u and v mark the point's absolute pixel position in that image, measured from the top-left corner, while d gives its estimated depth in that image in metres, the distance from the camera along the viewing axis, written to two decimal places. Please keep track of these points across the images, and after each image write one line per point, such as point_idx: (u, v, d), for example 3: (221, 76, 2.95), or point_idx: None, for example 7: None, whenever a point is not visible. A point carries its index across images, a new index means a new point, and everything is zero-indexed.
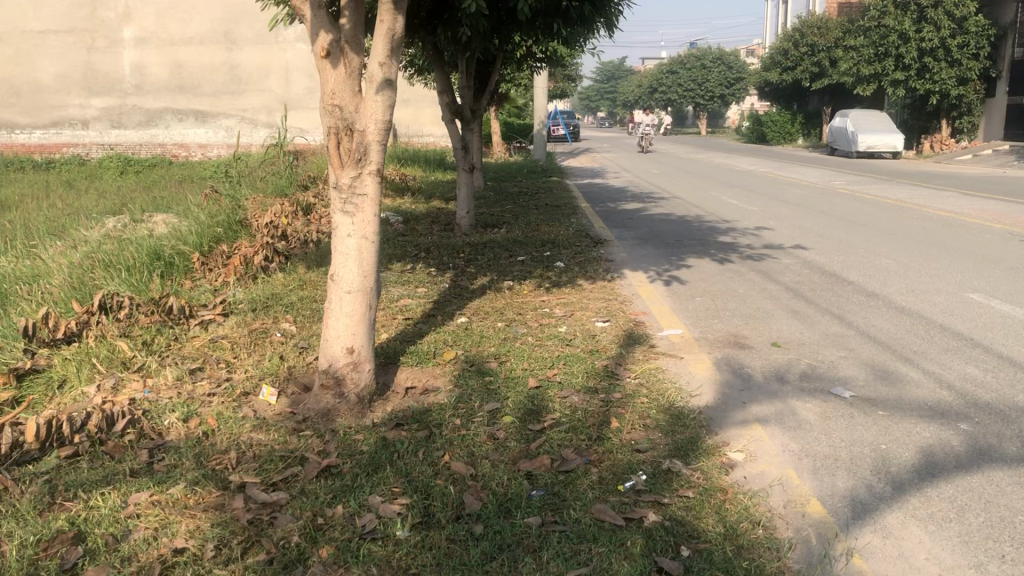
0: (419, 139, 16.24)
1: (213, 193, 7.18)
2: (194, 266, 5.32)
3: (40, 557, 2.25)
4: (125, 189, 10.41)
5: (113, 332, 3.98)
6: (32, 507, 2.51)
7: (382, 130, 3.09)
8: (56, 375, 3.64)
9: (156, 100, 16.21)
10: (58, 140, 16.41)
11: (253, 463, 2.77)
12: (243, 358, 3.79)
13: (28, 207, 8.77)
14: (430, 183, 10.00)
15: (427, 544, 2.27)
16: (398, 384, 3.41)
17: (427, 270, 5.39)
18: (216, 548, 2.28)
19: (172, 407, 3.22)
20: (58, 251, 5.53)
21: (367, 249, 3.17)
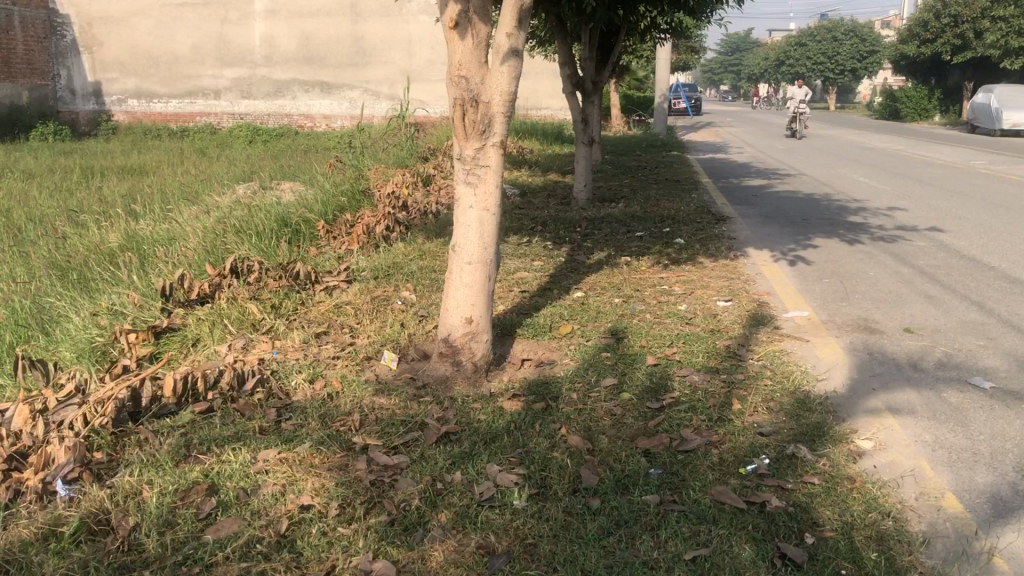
0: (537, 112, 16.21)
1: (337, 164, 7.36)
2: (319, 233, 5.48)
3: (178, 505, 2.38)
4: (254, 158, 10.80)
5: (244, 295, 4.15)
6: (170, 457, 2.65)
7: (507, 101, 3.09)
8: (191, 334, 3.82)
9: (285, 71, 16.72)
10: (192, 110, 17.13)
11: (375, 426, 2.85)
12: (365, 323, 3.89)
13: (165, 173, 9.21)
14: (547, 157, 9.98)
15: (544, 515, 2.29)
16: (514, 356, 3.43)
17: (544, 244, 5.41)
18: (340, 507, 2.35)
19: (299, 369, 3.34)
20: (193, 216, 5.78)
21: (488, 220, 3.19)
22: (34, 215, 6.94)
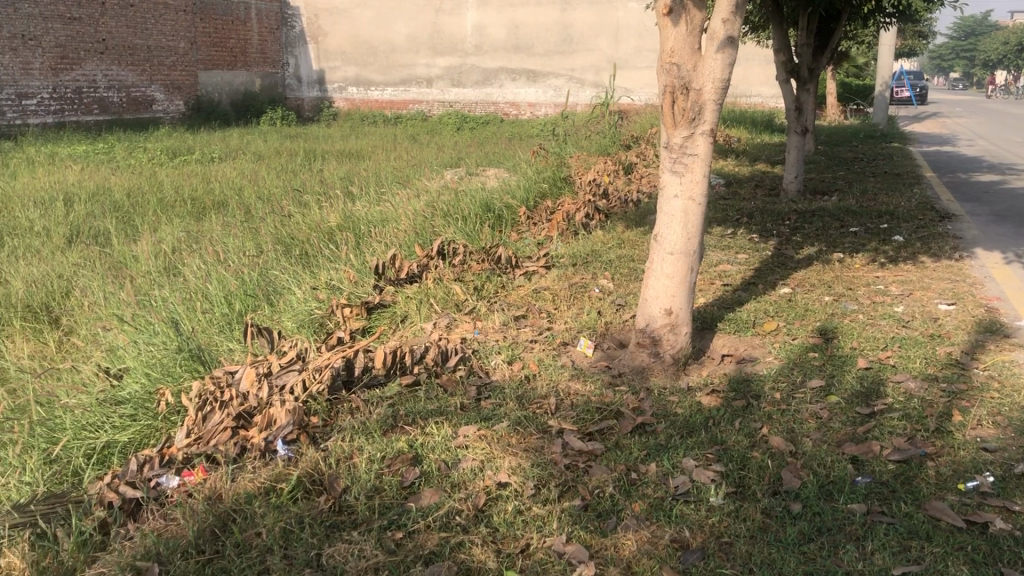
0: (745, 100, 15.72)
1: (541, 152, 7.47)
2: (520, 220, 5.59)
3: (384, 472, 2.52)
4: (461, 144, 11.17)
5: (449, 276, 4.32)
6: (378, 426, 2.81)
7: (719, 89, 3.02)
8: (399, 311, 4.03)
9: (494, 59, 17.12)
10: (406, 97, 17.89)
11: (571, 411, 2.88)
12: (563, 309, 3.94)
13: (380, 157, 9.71)
14: (755, 146, 9.67)
15: (742, 514, 2.24)
16: (714, 350, 3.37)
17: (749, 236, 5.26)
18: (535, 488, 2.40)
19: (499, 349, 3.43)
20: (404, 199, 6.05)
21: (694, 210, 3.13)
22: (262, 194, 7.52)
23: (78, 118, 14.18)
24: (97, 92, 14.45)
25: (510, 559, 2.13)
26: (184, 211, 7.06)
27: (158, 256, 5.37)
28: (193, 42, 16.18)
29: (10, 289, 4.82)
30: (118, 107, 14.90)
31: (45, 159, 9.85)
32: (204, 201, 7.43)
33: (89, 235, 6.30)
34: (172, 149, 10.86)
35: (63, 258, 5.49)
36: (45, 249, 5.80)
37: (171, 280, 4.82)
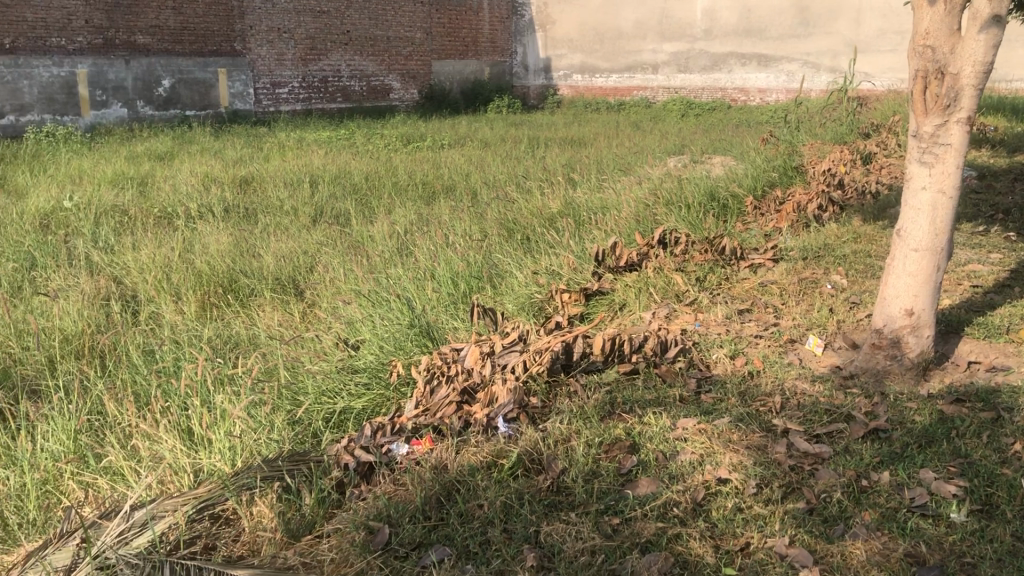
0: (1005, 85, 14.39)
1: (770, 140, 7.20)
2: (746, 209, 5.42)
3: (602, 457, 2.55)
4: (685, 132, 11.00)
5: (670, 266, 4.27)
6: (597, 411, 2.84)
7: (980, 72, 2.76)
8: (618, 299, 4.04)
9: (723, 45, 16.62)
10: (630, 84, 17.81)
11: (797, 411, 2.77)
12: (790, 305, 3.79)
13: (604, 144, 9.75)
14: (1016, 135, 8.81)
15: (988, 535, 2.08)
16: (959, 357, 3.12)
17: (1004, 234, 4.81)
18: (757, 486, 2.34)
19: (721, 343, 3.36)
20: (627, 186, 6.05)
21: (944, 204, 2.91)
22: (488, 179, 7.78)
23: (324, 105, 15.36)
24: (341, 82, 15.54)
25: (729, 556, 2.09)
26: (415, 195, 7.43)
27: (391, 237, 5.69)
28: (429, 32, 16.93)
29: (262, 263, 5.28)
30: (358, 96, 15.95)
31: (295, 144, 10.71)
32: (435, 185, 7.79)
33: (331, 215, 6.78)
34: (406, 135, 11.44)
35: (308, 235, 5.94)
36: (293, 227, 6.31)
37: (403, 260, 5.09)
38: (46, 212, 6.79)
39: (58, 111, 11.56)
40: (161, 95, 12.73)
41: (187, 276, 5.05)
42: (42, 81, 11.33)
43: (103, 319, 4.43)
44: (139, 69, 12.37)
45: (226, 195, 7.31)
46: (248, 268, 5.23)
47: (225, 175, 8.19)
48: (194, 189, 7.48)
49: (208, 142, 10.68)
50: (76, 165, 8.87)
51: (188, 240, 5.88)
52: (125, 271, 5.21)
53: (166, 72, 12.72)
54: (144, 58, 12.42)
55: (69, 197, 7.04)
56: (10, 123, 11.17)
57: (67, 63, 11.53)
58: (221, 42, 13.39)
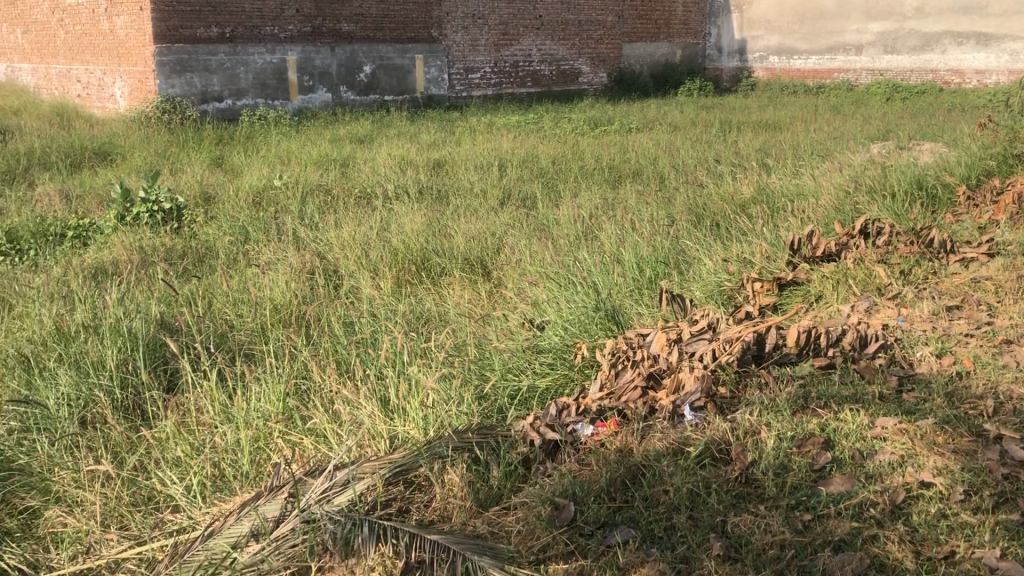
0: None
1: (989, 125, 6.69)
2: (958, 200, 5.07)
3: (794, 452, 2.48)
4: (891, 115, 10.39)
5: (872, 258, 4.07)
6: (789, 404, 2.76)
7: None
8: (814, 291, 3.91)
9: (937, 23, 15.44)
10: (831, 66, 16.96)
11: (1012, 416, 2.59)
12: (1007, 303, 3.53)
13: (800, 129, 9.37)
14: None
15: None
16: None
17: None
18: (965, 494, 2.23)
19: (926, 341, 3.19)
20: (825, 173, 5.80)
21: None
22: (677, 164, 7.67)
23: (514, 90, 15.65)
24: (532, 66, 15.76)
25: (931, 563, 2.01)
26: (601, 179, 7.44)
27: (578, 220, 5.73)
28: (621, 16, 16.84)
29: (454, 243, 5.48)
30: (548, 80, 16.14)
31: (486, 128, 10.97)
32: (623, 169, 7.77)
33: (519, 198, 6.91)
34: (594, 119, 11.46)
35: (497, 217, 6.09)
36: (483, 208, 6.48)
37: (590, 243, 5.12)
38: (258, 190, 7.32)
39: (269, 95, 12.28)
40: (363, 80, 13.32)
41: (384, 254, 5.31)
42: (256, 67, 12.07)
43: (308, 291, 4.73)
44: (343, 56, 12.98)
45: (421, 176, 7.61)
46: (441, 247, 5.43)
47: (420, 158, 8.52)
48: (391, 171, 7.83)
49: (405, 125, 11.13)
50: (285, 146, 9.48)
51: (385, 220, 6.16)
52: (328, 247, 5.54)
53: (367, 58, 13.29)
54: (348, 45, 13.02)
55: (279, 176, 7.56)
56: (228, 106, 11.91)
57: (279, 51, 12.23)
58: (420, 29, 13.90)
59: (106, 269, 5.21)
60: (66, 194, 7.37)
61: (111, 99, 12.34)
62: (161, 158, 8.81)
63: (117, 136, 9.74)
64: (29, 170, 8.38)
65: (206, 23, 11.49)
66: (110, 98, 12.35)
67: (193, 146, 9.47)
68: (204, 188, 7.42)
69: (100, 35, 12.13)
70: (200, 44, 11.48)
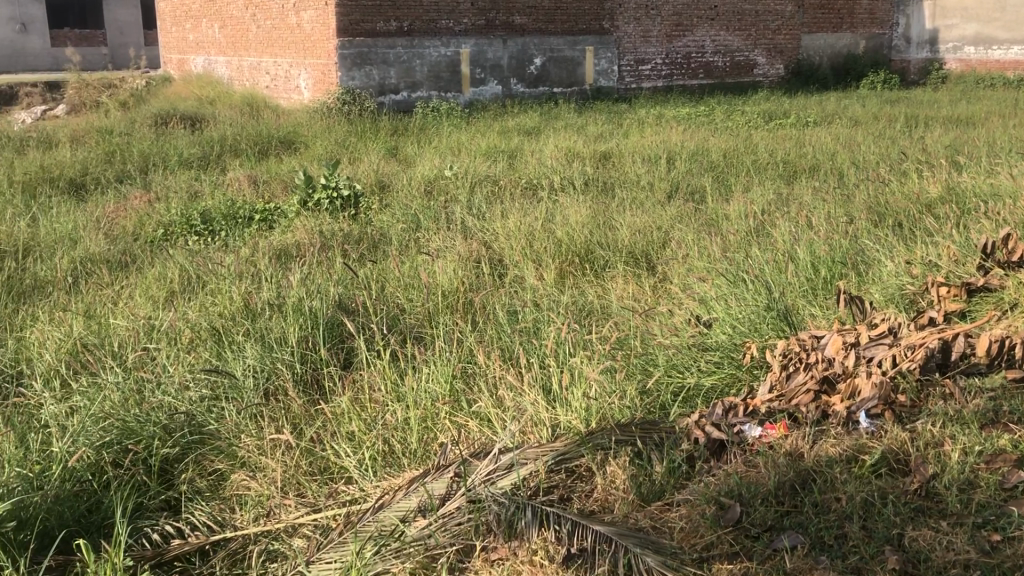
0: None
1: None
2: None
3: (981, 468, 2.35)
4: None
5: None
6: (977, 417, 2.61)
7: None
8: (1008, 298, 3.63)
9: None
10: None
11: None
12: None
13: (997, 124, 8.75)
14: None
15: None
16: None
17: None
18: None
19: None
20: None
21: None
22: (856, 160, 7.34)
23: (685, 81, 15.39)
24: (705, 57, 15.45)
25: None
26: (775, 174, 7.22)
27: (748, 217, 5.58)
28: (801, 5, 16.24)
29: (618, 236, 5.47)
30: (721, 71, 15.76)
31: (655, 120, 10.86)
32: (798, 164, 7.51)
33: (687, 191, 6.81)
34: (769, 112, 11.12)
35: (664, 211, 6.02)
36: (649, 202, 6.42)
37: (760, 241, 4.97)
38: (430, 179, 7.55)
39: (443, 88, 12.64)
40: (533, 72, 13.45)
41: (549, 245, 5.36)
42: (431, 60, 12.45)
43: (474, 279, 4.84)
44: (515, 48, 13.16)
45: (588, 168, 7.63)
46: (605, 240, 5.43)
47: (588, 150, 8.55)
48: (559, 163, 7.90)
49: (573, 118, 11.17)
50: (456, 137, 9.72)
51: (551, 211, 6.21)
52: (494, 236, 5.65)
53: (538, 51, 13.40)
54: (520, 38, 13.18)
55: (449, 166, 7.78)
56: (403, 98, 12.37)
57: (453, 44, 12.56)
58: (592, 21, 13.91)
59: (288, 251, 5.53)
60: (254, 180, 7.87)
61: (297, 90, 13.02)
62: (340, 148, 9.24)
63: (301, 126, 10.29)
64: (221, 156, 8.99)
65: (386, 17, 11.95)
66: (296, 89, 13.05)
67: (370, 137, 9.87)
68: (379, 177, 7.74)
69: (288, 30, 12.84)
70: (380, 37, 11.95)
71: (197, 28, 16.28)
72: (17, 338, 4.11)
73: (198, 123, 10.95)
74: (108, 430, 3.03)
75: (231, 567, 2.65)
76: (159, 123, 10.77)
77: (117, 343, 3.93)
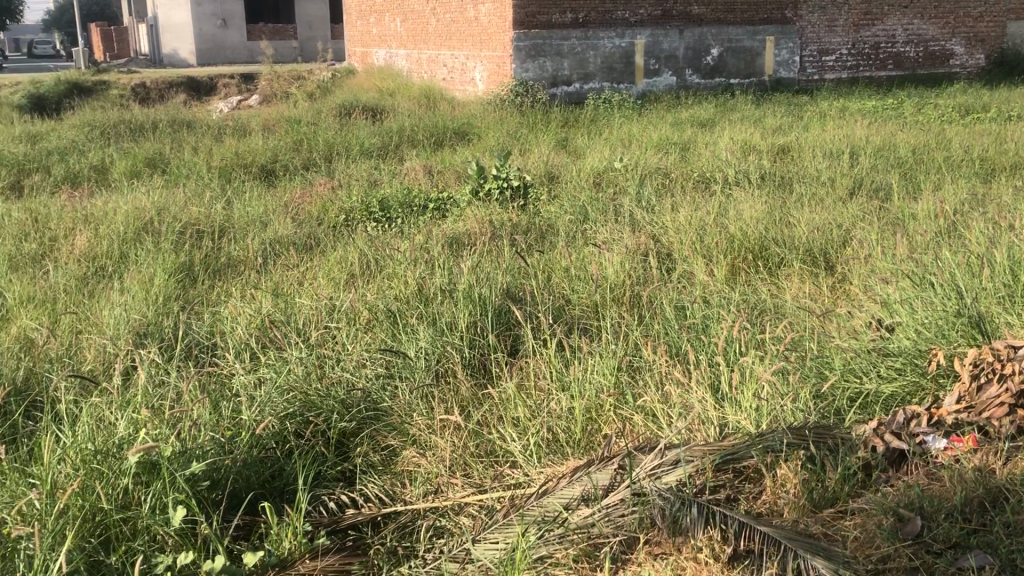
0: None
1: None
2: None
3: None
4: None
5: None
6: None
7: None
8: None
9: None
10: None
11: None
12: None
13: None
14: None
15: None
16: None
17: None
18: None
19: None
20: None
21: None
22: None
23: (873, 73, 14.63)
24: (895, 48, 14.64)
25: None
26: (971, 171, 6.76)
27: (938, 217, 5.25)
28: None
29: (795, 233, 5.29)
30: (914, 62, 14.88)
31: (837, 113, 10.39)
32: (997, 161, 7.00)
33: (871, 188, 6.49)
34: (966, 105, 10.40)
35: (844, 208, 5.76)
36: (829, 198, 6.16)
37: (952, 242, 4.67)
38: (599, 171, 7.55)
39: (616, 79, 12.60)
40: (709, 63, 13.15)
41: (721, 239, 5.25)
42: (605, 51, 12.44)
43: (642, 273, 4.81)
44: (691, 39, 12.91)
45: (764, 162, 7.40)
46: (781, 237, 5.26)
47: (764, 143, 8.30)
48: (734, 156, 7.71)
49: (750, 110, 10.86)
50: (628, 129, 9.66)
51: (723, 205, 6.07)
52: (663, 230, 5.59)
53: (716, 41, 13.10)
54: (697, 28, 12.93)
55: (621, 158, 7.75)
56: (576, 89, 12.42)
57: (628, 35, 12.50)
58: (773, 10, 13.45)
59: (459, 238, 5.69)
60: (429, 169, 8.13)
61: (472, 82, 13.32)
62: (512, 139, 9.39)
63: (475, 117, 10.53)
64: (400, 146, 9.34)
65: (562, 9, 12.03)
66: (471, 81, 13.35)
67: (541, 128, 9.97)
68: (549, 168, 7.81)
69: (466, 23, 13.15)
70: (555, 29, 12.05)
71: (380, 22, 16.95)
72: (213, 312, 4.43)
73: (378, 114, 11.42)
74: (292, 402, 3.23)
75: (400, 540, 2.76)
76: (343, 113, 11.30)
77: (301, 321, 4.18)
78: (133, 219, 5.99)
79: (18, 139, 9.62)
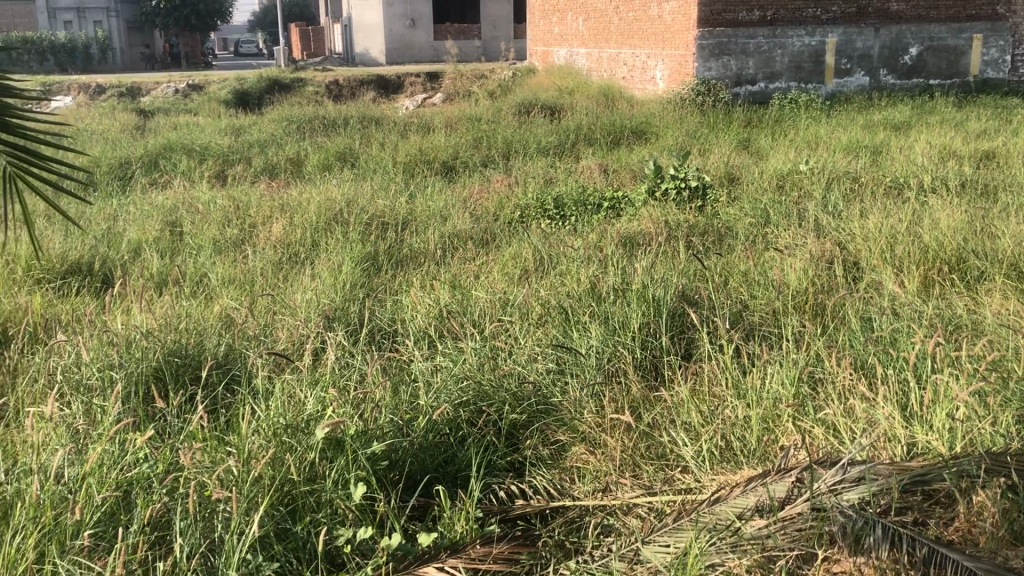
0: None
1: None
2: None
3: None
4: None
5: None
6: None
7: None
8: None
9: None
10: None
11: None
12: None
13: None
14: None
15: None
16: None
17: None
18: None
19: None
20: None
21: None
22: None
23: None
24: None
25: None
26: None
27: None
28: None
29: (999, 245, 4.92)
30: None
31: None
32: None
33: None
34: None
35: None
36: None
37: None
38: (783, 174, 7.30)
39: (804, 79, 12.14)
40: (907, 63, 12.44)
41: (913, 250, 4.96)
42: (794, 50, 12.01)
43: (826, 280, 4.61)
44: (888, 37, 12.25)
45: (965, 168, 6.92)
46: (982, 249, 4.91)
47: (966, 148, 7.77)
48: (931, 161, 7.25)
49: (951, 112, 10.18)
50: (815, 131, 9.29)
51: (917, 213, 5.73)
52: (850, 237, 5.35)
53: (915, 40, 12.37)
54: (895, 26, 12.24)
55: (806, 161, 7.47)
56: (760, 89, 12.07)
57: (819, 33, 12.00)
58: (983, 6, 12.52)
59: (634, 238, 5.66)
60: (606, 168, 8.13)
61: (652, 81, 13.20)
62: (691, 139, 9.23)
63: (654, 116, 10.43)
64: (576, 144, 9.39)
65: (749, 7, 11.70)
66: (651, 80, 13.23)
67: (722, 128, 9.76)
68: (730, 169, 7.64)
69: (649, 21, 13.04)
70: (741, 27, 11.76)
71: (562, 21, 17.08)
72: (395, 300, 4.63)
73: (557, 112, 11.52)
74: (466, 391, 3.34)
75: (568, 534, 2.77)
76: (523, 112, 11.49)
77: (478, 313, 4.29)
78: (324, 209, 6.34)
79: (223, 132, 10.38)
